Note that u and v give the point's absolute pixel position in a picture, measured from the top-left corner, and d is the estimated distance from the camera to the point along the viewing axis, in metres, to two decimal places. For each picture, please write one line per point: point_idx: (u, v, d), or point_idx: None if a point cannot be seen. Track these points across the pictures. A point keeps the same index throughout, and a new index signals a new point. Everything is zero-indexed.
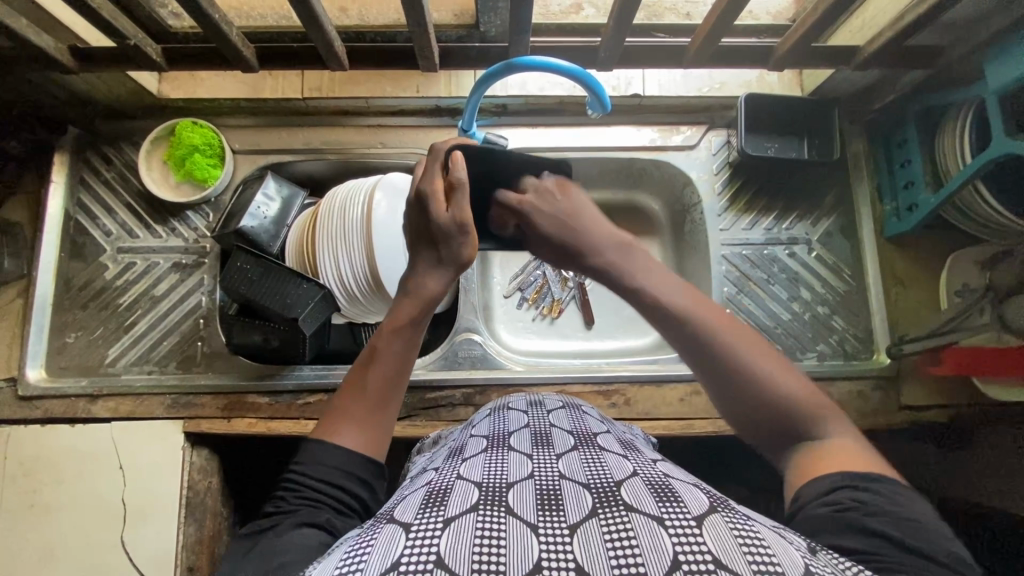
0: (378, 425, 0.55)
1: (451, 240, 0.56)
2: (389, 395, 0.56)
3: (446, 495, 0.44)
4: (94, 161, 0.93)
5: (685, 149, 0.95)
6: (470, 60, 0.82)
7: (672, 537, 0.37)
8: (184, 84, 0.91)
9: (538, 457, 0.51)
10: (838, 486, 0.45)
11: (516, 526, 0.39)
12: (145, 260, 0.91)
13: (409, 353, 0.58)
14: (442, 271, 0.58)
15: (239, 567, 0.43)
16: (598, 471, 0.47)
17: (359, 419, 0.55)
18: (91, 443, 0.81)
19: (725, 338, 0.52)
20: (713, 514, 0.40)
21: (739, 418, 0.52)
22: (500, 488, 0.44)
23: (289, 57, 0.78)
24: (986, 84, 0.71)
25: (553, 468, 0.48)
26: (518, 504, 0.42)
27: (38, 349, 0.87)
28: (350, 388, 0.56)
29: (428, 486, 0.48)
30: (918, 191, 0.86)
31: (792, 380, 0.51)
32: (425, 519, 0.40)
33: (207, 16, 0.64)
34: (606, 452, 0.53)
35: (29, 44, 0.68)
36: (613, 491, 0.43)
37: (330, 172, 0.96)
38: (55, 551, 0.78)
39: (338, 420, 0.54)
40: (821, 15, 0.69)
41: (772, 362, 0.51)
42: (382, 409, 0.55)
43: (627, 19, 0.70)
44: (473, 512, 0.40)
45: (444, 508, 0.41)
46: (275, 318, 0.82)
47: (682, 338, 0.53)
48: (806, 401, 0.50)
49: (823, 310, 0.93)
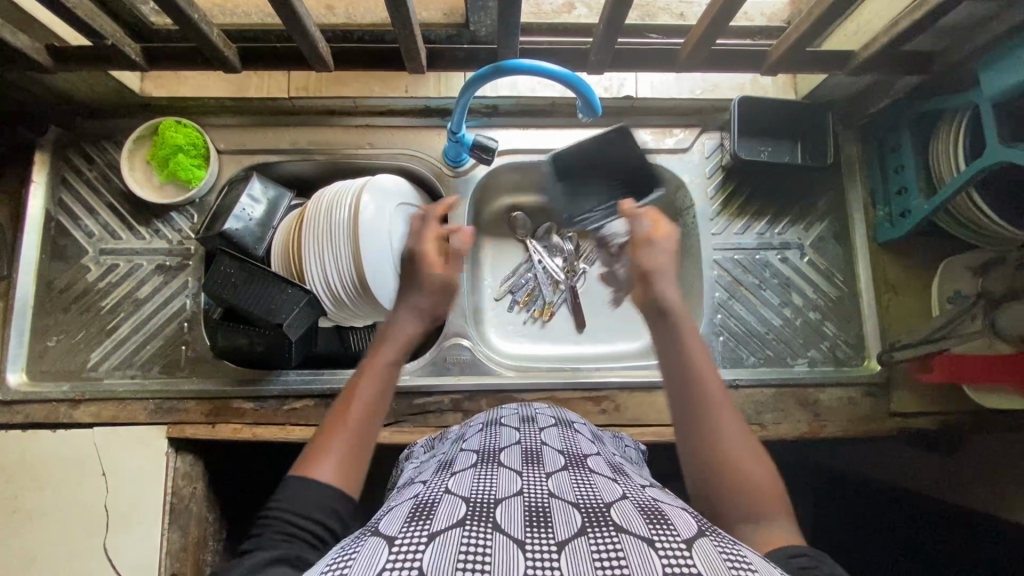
0: (358, 461, 0.54)
1: (439, 296, 0.65)
2: (367, 434, 0.55)
3: (433, 509, 0.43)
4: (75, 159, 0.91)
5: (678, 152, 0.94)
6: (459, 62, 0.79)
7: (662, 559, 0.37)
8: (168, 84, 0.90)
9: (528, 474, 0.50)
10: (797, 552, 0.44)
11: (502, 541, 0.39)
12: (128, 262, 0.90)
13: (384, 398, 0.58)
14: (421, 316, 0.64)
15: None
16: (588, 491, 0.47)
17: (342, 455, 0.53)
18: (73, 451, 0.80)
19: (709, 397, 0.55)
20: (703, 539, 0.40)
21: (695, 465, 0.53)
22: (488, 504, 0.43)
23: (272, 57, 0.76)
24: (981, 91, 0.70)
25: (543, 486, 0.47)
26: (507, 521, 0.41)
27: (18, 352, 0.86)
28: (331, 423, 0.56)
29: (415, 498, 0.47)
30: (910, 198, 0.85)
31: (760, 465, 0.52)
32: (410, 533, 0.39)
33: (183, 14, 0.62)
34: (597, 474, 0.52)
35: (4, 44, 0.66)
36: (603, 511, 0.43)
37: (318, 172, 0.95)
38: (35, 559, 0.76)
39: (320, 454, 0.53)
40: (816, 20, 0.68)
41: (742, 442, 0.53)
42: (356, 443, 0.54)
43: (618, 22, 0.69)
44: (460, 527, 0.40)
45: (430, 521, 0.41)
46: (261, 324, 0.81)
47: (669, 365, 0.57)
48: (764, 491, 0.50)
49: (814, 316, 0.93)
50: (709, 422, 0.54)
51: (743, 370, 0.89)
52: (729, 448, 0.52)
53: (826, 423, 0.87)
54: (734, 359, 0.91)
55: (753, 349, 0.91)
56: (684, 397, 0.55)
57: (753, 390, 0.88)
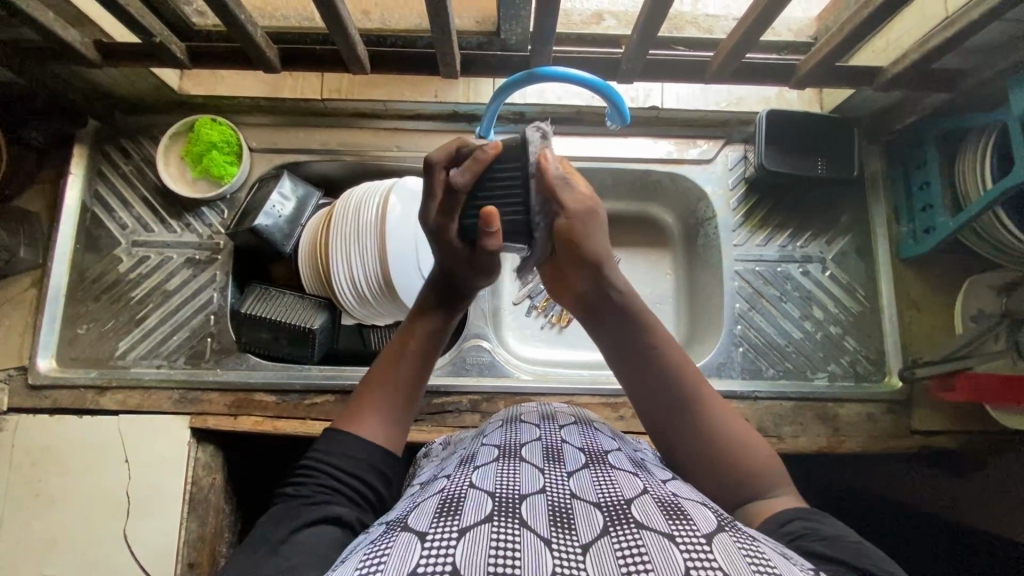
0: (398, 419, 0.57)
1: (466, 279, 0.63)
2: (411, 397, 0.58)
3: (460, 504, 0.43)
4: (112, 154, 0.93)
5: (701, 163, 0.95)
6: (490, 68, 0.82)
7: (683, 552, 0.37)
8: (205, 82, 0.91)
9: (550, 471, 0.50)
10: (792, 518, 0.46)
11: (530, 540, 0.39)
12: (158, 254, 0.92)
13: (434, 341, 0.61)
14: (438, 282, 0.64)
15: (252, 557, 0.44)
16: (609, 488, 0.47)
17: (387, 414, 0.56)
18: (97, 434, 0.81)
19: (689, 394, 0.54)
20: (722, 533, 0.40)
21: (692, 461, 0.52)
22: (514, 499, 0.44)
23: (311, 59, 0.78)
24: (1009, 110, 0.70)
25: (564, 485, 0.47)
26: (532, 518, 0.42)
27: (49, 339, 0.88)
28: (377, 383, 0.58)
29: (440, 493, 0.47)
30: (935, 215, 0.85)
31: (755, 445, 0.52)
32: (439, 528, 0.40)
33: (231, 15, 0.64)
34: (618, 471, 0.51)
35: (56, 38, 0.69)
36: (624, 509, 0.43)
37: (346, 174, 0.97)
38: (56, 541, 0.78)
39: (362, 411, 0.56)
40: (845, 36, 0.69)
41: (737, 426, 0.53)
42: (404, 405, 0.57)
43: (651, 33, 0.70)
44: (488, 523, 0.40)
45: (458, 517, 0.41)
46: (312, 318, 0.86)
47: (653, 388, 0.55)
48: (768, 466, 0.51)
49: (835, 330, 0.92)
50: (695, 422, 0.53)
51: (761, 382, 0.89)
52: (718, 436, 0.52)
53: (845, 438, 0.86)
54: (752, 370, 0.90)
55: (772, 361, 0.91)
56: (665, 398, 0.55)
57: (773, 402, 0.88)
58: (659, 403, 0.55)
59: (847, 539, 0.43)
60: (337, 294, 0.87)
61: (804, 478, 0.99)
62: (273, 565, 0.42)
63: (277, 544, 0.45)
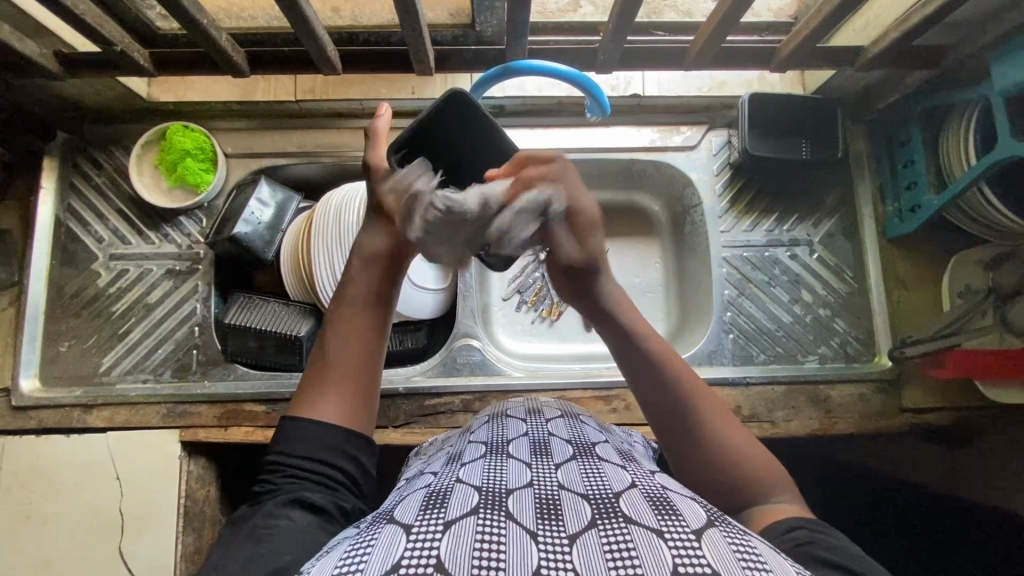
0: (355, 393, 0.54)
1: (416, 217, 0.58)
2: (362, 369, 0.55)
3: (446, 499, 0.42)
4: (83, 165, 0.91)
5: (685, 149, 0.94)
6: (466, 63, 0.80)
7: (671, 548, 0.37)
8: (175, 88, 0.89)
9: (537, 465, 0.49)
10: (796, 525, 0.45)
11: (516, 532, 0.38)
12: (137, 266, 0.90)
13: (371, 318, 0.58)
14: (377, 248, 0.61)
15: (222, 551, 0.44)
16: (597, 481, 0.46)
17: (339, 393, 0.54)
18: (86, 454, 0.80)
19: (692, 396, 0.55)
20: (712, 529, 0.40)
21: (694, 470, 0.53)
22: (500, 494, 0.43)
23: (281, 61, 0.76)
24: (992, 84, 0.70)
25: (551, 477, 0.47)
26: (518, 511, 0.41)
27: (30, 358, 0.86)
28: (325, 366, 0.55)
29: (427, 488, 0.46)
30: (921, 192, 0.85)
31: (751, 446, 0.52)
32: (425, 521, 0.40)
33: (194, 20, 0.62)
34: (605, 462, 0.51)
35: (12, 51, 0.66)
36: (612, 502, 0.43)
37: (325, 175, 0.95)
38: (48, 562, 0.77)
39: (314, 395, 0.54)
40: (824, 17, 0.68)
41: (728, 427, 0.53)
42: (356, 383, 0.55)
43: (628, 22, 0.69)
44: (473, 516, 0.40)
45: (444, 509, 0.41)
46: (297, 327, 0.85)
47: (649, 387, 0.56)
48: (756, 464, 0.51)
49: (824, 313, 0.92)
50: (689, 429, 0.53)
51: (753, 367, 0.89)
52: (713, 439, 0.53)
53: (837, 420, 0.87)
54: (743, 356, 0.90)
55: (763, 346, 0.91)
56: (654, 391, 0.56)
57: (765, 388, 0.88)
58: (654, 408, 0.55)
59: (851, 549, 0.42)
60: (322, 299, 0.85)
61: (800, 458, 0.99)
62: (247, 553, 0.42)
63: (248, 537, 0.45)
